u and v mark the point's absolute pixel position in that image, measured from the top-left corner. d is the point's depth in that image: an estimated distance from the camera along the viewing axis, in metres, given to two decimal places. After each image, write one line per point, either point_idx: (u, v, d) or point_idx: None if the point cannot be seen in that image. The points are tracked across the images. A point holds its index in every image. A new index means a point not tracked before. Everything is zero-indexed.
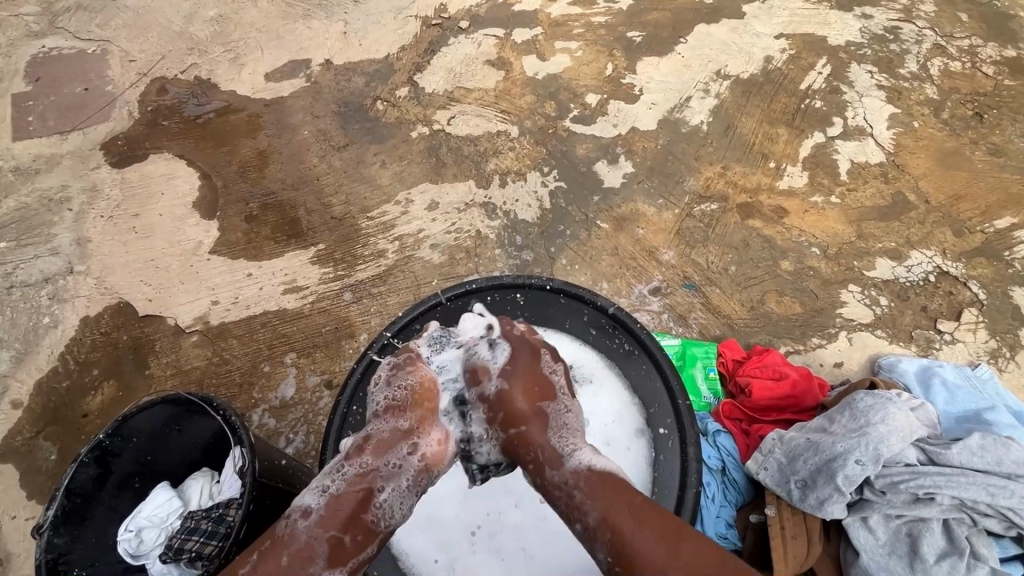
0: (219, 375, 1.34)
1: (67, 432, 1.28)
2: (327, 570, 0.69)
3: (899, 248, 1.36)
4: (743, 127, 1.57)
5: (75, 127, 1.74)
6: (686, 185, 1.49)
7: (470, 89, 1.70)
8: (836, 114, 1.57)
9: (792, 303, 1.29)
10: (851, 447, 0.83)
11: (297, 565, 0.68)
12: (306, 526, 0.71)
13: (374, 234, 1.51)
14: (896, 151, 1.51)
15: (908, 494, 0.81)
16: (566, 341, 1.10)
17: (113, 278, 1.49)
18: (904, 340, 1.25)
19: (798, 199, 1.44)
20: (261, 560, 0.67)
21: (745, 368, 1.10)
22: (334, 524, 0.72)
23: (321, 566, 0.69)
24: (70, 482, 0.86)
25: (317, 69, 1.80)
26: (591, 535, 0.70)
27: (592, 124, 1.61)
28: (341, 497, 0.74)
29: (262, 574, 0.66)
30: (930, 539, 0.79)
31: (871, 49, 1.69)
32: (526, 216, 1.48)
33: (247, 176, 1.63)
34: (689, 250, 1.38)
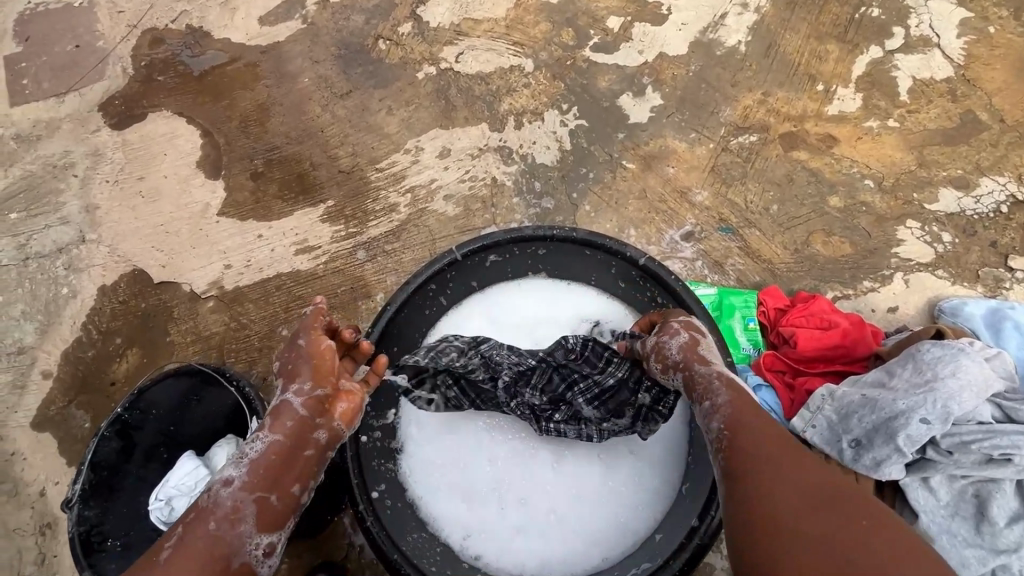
0: (238, 341, 1.31)
1: (98, 401, 1.29)
2: (259, 528, 0.70)
3: (965, 177, 1.21)
4: (787, 45, 1.39)
5: (71, 88, 1.66)
6: (722, 115, 1.34)
7: (478, 20, 1.55)
8: (898, 24, 1.37)
9: (841, 243, 1.17)
10: (914, 404, 0.74)
11: (225, 528, 0.68)
12: (230, 492, 0.70)
13: (384, 186, 1.42)
14: (967, 64, 1.32)
15: (979, 455, 0.72)
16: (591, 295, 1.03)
17: (126, 245, 1.46)
18: (968, 280, 1.13)
19: (850, 125, 1.29)
20: (186, 531, 0.67)
21: (788, 318, 1.01)
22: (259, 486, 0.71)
23: (251, 524, 0.69)
24: (93, 456, 0.86)
25: (312, 8, 1.65)
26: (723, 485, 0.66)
27: (614, 52, 1.44)
28: (262, 460, 0.72)
29: (186, 544, 0.66)
30: (1000, 500, 0.72)
31: None
32: (545, 160, 1.37)
33: (249, 131, 1.55)
34: (725, 189, 1.26)
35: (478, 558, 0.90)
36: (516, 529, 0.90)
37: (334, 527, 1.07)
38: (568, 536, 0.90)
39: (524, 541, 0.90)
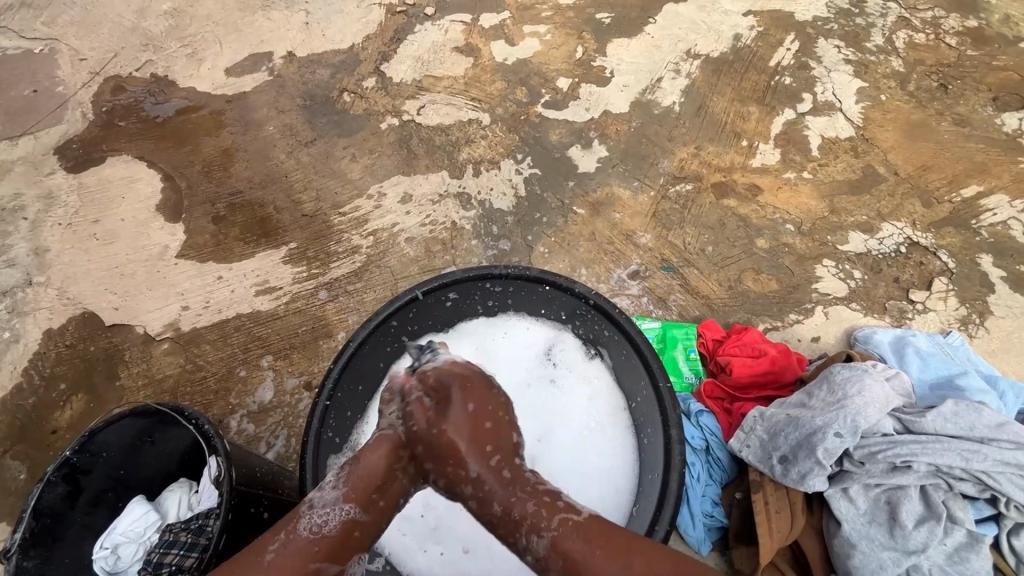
0: (193, 383, 1.30)
1: (36, 451, 1.24)
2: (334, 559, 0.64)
3: (870, 221, 1.37)
4: (715, 106, 1.57)
5: (25, 131, 1.65)
6: (661, 166, 1.48)
7: (438, 77, 1.67)
8: (806, 91, 1.58)
9: (768, 281, 1.30)
10: (829, 421, 0.84)
11: (308, 537, 0.64)
12: (316, 509, 0.66)
13: (347, 230, 1.47)
14: (865, 126, 1.52)
15: (885, 463, 0.82)
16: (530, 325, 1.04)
17: (76, 288, 1.43)
18: (878, 312, 1.26)
19: (771, 176, 1.45)
20: (287, 540, 0.64)
21: (725, 347, 1.11)
22: (356, 499, 0.67)
23: (331, 528, 0.65)
24: (36, 502, 0.84)
25: (279, 62, 1.74)
26: (543, 564, 0.63)
27: (564, 109, 1.59)
28: (363, 478, 0.68)
29: (286, 557, 0.63)
30: (908, 505, 0.80)
31: (837, 24, 1.70)
32: (501, 205, 1.46)
33: (211, 176, 1.58)
34: (666, 233, 1.38)
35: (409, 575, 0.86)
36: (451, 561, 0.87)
37: None
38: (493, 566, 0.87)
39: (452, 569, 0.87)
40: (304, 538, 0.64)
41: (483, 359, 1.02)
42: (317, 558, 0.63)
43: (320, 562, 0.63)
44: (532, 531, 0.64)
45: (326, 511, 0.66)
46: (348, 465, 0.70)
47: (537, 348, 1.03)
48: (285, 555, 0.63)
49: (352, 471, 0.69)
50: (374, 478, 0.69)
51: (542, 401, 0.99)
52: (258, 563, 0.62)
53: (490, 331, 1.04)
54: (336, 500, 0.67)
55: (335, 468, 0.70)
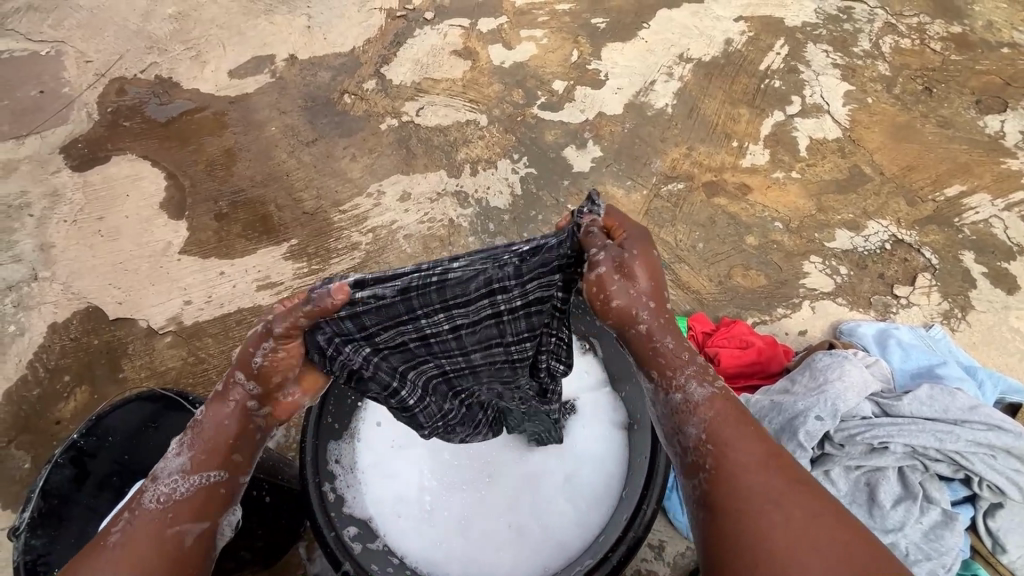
0: (196, 375, 1.33)
1: (41, 441, 1.27)
2: (196, 518, 0.62)
3: (856, 219, 1.41)
4: (706, 108, 1.61)
5: (32, 131, 1.69)
6: (653, 166, 1.52)
7: (437, 79, 1.71)
8: (795, 93, 1.62)
9: (757, 276, 1.34)
10: (810, 405, 0.87)
11: (158, 510, 0.62)
12: (164, 483, 0.63)
13: (346, 227, 1.51)
14: (851, 127, 1.57)
15: (864, 445, 0.85)
16: None
17: (80, 283, 1.46)
18: (863, 306, 1.30)
19: (761, 175, 1.49)
20: (132, 520, 0.61)
21: (713, 339, 1.14)
22: (204, 465, 0.64)
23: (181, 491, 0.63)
24: (44, 483, 0.88)
25: (281, 64, 1.78)
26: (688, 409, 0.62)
27: (559, 110, 1.63)
28: (202, 439, 0.65)
29: (133, 533, 0.60)
30: (886, 486, 0.84)
31: (826, 29, 1.74)
32: (498, 203, 1.50)
33: (214, 175, 1.61)
34: (658, 230, 1.42)
35: (404, 556, 0.89)
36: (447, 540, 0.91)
37: (291, 559, 1.12)
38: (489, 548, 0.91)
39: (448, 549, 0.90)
40: (151, 509, 0.62)
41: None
42: (175, 521, 0.61)
43: (181, 522, 0.62)
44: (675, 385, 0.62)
45: (172, 479, 0.63)
46: (190, 432, 0.66)
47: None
48: (132, 532, 0.60)
49: (196, 439, 0.65)
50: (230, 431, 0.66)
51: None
52: (103, 545, 0.60)
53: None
54: (182, 469, 0.64)
55: (174, 440, 0.66)
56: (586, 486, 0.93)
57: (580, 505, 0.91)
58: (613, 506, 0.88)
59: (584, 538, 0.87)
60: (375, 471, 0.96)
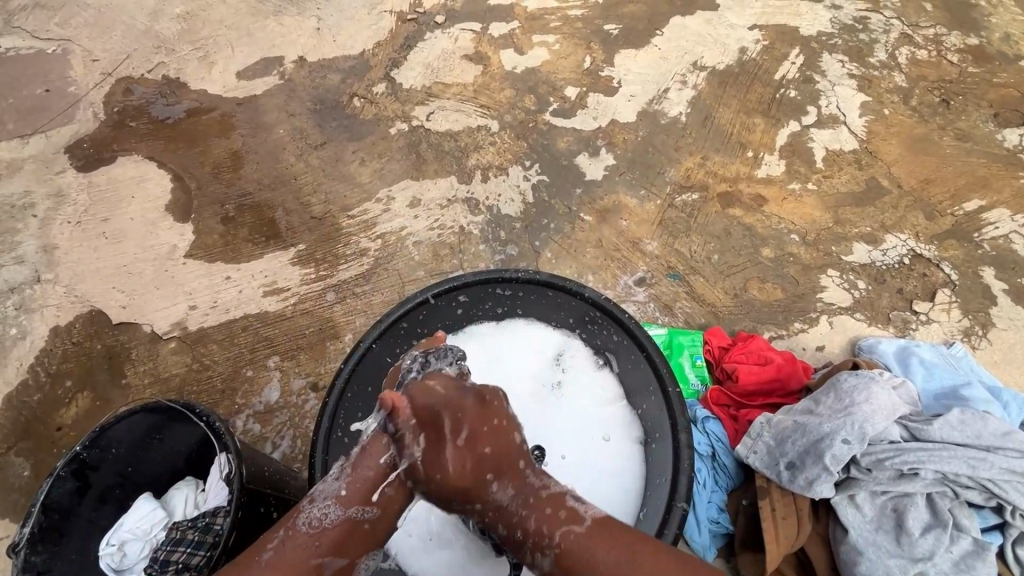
0: (200, 382, 1.31)
1: (41, 448, 1.24)
2: (342, 557, 0.64)
3: (874, 233, 1.39)
4: (721, 117, 1.59)
5: (37, 130, 1.66)
6: (667, 175, 1.50)
7: (448, 84, 1.69)
8: (810, 104, 1.60)
9: (773, 289, 1.32)
10: (836, 427, 0.85)
11: (310, 538, 0.63)
12: (317, 507, 0.65)
13: (355, 233, 1.48)
14: (868, 139, 1.55)
15: (892, 470, 0.82)
16: (546, 330, 1.06)
17: (83, 285, 1.44)
18: (881, 322, 1.28)
19: (776, 186, 1.47)
20: (283, 540, 0.64)
21: (730, 354, 1.12)
22: (357, 499, 0.66)
23: (333, 519, 0.65)
24: (45, 497, 0.84)
25: (290, 66, 1.76)
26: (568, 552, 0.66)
27: (572, 117, 1.61)
28: (356, 478, 0.67)
29: (284, 555, 0.62)
30: (914, 512, 0.81)
31: (841, 39, 1.72)
32: (509, 210, 1.48)
33: (221, 177, 1.59)
34: (672, 241, 1.39)
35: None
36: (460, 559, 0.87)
37: None
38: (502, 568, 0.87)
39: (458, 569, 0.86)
40: (303, 533, 0.64)
41: (493, 361, 1.04)
42: (319, 552, 0.63)
43: (323, 555, 0.63)
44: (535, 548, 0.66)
45: (326, 505, 0.65)
46: (351, 458, 0.68)
47: (546, 353, 1.04)
48: (282, 553, 0.63)
49: (356, 464, 0.67)
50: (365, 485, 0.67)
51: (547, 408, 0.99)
52: (256, 561, 0.62)
53: (503, 336, 1.05)
54: (337, 497, 0.66)
55: (336, 463, 0.69)
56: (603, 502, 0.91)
57: None
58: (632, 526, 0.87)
59: None
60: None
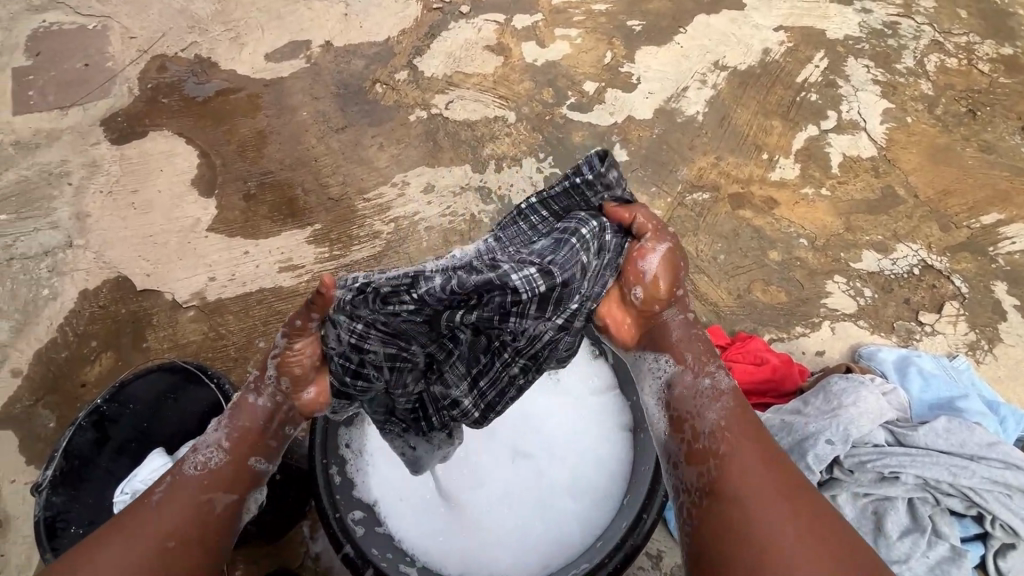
0: (215, 350, 1.37)
1: (66, 402, 1.32)
2: (229, 499, 0.71)
3: (885, 241, 1.38)
4: (738, 118, 1.59)
5: (75, 102, 1.74)
6: (679, 174, 1.51)
7: (468, 74, 1.72)
8: (831, 108, 1.59)
9: (778, 292, 1.32)
10: (821, 428, 0.85)
11: (203, 491, 0.70)
12: (196, 455, 0.73)
13: (369, 215, 1.53)
14: (888, 146, 1.53)
15: (874, 473, 0.84)
16: None
17: (111, 252, 1.51)
18: (885, 330, 1.27)
19: (789, 190, 1.46)
20: (172, 485, 0.70)
21: (727, 353, 1.13)
22: (230, 453, 0.73)
23: (218, 458, 0.72)
24: (67, 444, 0.92)
25: (316, 50, 1.80)
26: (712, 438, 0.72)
27: (589, 112, 1.62)
28: (235, 438, 0.74)
29: (170, 500, 0.68)
30: (893, 516, 0.82)
31: (868, 44, 1.70)
32: (520, 201, 1.50)
33: (245, 155, 1.65)
34: (679, 239, 1.41)
35: (399, 542, 0.90)
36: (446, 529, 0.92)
37: (294, 537, 1.12)
38: (485, 542, 0.91)
39: (444, 540, 0.91)
40: (190, 475, 0.71)
41: None
42: (205, 488, 0.70)
43: (211, 491, 0.70)
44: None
45: (210, 451, 0.73)
46: (232, 422, 0.75)
47: None
48: (169, 497, 0.69)
49: (233, 420, 0.74)
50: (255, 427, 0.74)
51: (542, 391, 1.02)
52: (146, 501, 0.69)
53: None
54: (218, 442, 0.74)
55: (217, 419, 0.76)
56: (587, 482, 0.94)
57: (578, 505, 0.92)
58: (616, 508, 0.89)
59: (585, 537, 0.89)
60: (380, 452, 0.96)
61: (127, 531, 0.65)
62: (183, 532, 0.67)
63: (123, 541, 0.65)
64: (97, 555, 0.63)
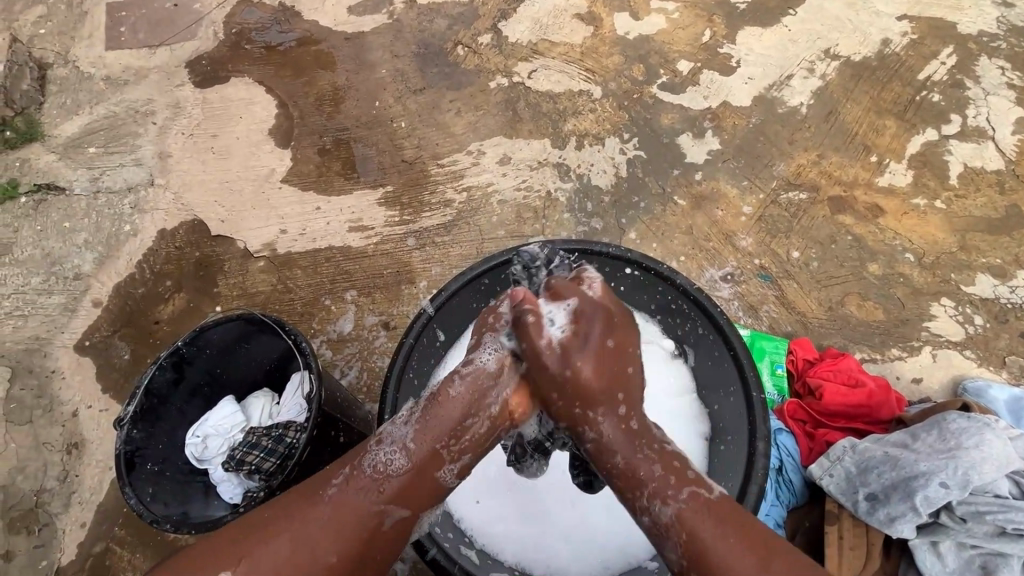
0: (282, 302, 1.38)
1: (140, 337, 1.36)
2: (403, 507, 0.65)
3: (1004, 266, 1.25)
4: (847, 114, 1.45)
5: (163, 42, 1.76)
6: (775, 170, 1.40)
7: (555, 43, 1.63)
8: (955, 112, 1.43)
9: (874, 309, 1.22)
10: (934, 468, 0.79)
11: (374, 487, 0.64)
12: (385, 447, 0.67)
13: (442, 182, 1.49)
14: (1018, 160, 1.37)
15: (992, 526, 0.76)
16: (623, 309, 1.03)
17: (189, 195, 1.53)
18: (994, 364, 1.16)
19: (897, 199, 1.33)
20: (347, 479, 0.65)
21: (816, 370, 1.05)
22: (423, 450, 0.66)
23: (398, 456, 0.66)
24: (148, 382, 0.94)
25: (400, 6, 1.75)
26: (658, 531, 0.63)
27: (681, 93, 1.52)
28: (424, 433, 0.67)
29: (342, 503, 0.63)
30: (1006, 575, 0.75)
31: (1007, 42, 1.51)
32: (600, 182, 1.43)
33: (322, 110, 1.63)
34: (769, 239, 1.31)
35: (460, 521, 0.89)
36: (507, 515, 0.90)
37: None
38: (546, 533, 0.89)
39: (505, 526, 0.89)
40: (368, 474, 0.65)
41: None
42: (381, 500, 0.64)
43: (386, 503, 0.64)
44: (655, 496, 0.63)
45: (393, 450, 0.66)
46: (419, 413, 0.69)
47: None
48: (345, 494, 0.64)
49: (427, 418, 0.68)
50: (448, 425, 0.67)
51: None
52: (319, 498, 0.64)
53: None
54: (403, 439, 0.67)
55: (408, 405, 0.71)
56: None
57: None
58: None
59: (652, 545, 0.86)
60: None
61: (294, 530, 0.61)
62: (347, 545, 0.62)
63: (290, 538, 0.61)
64: (266, 545, 0.60)
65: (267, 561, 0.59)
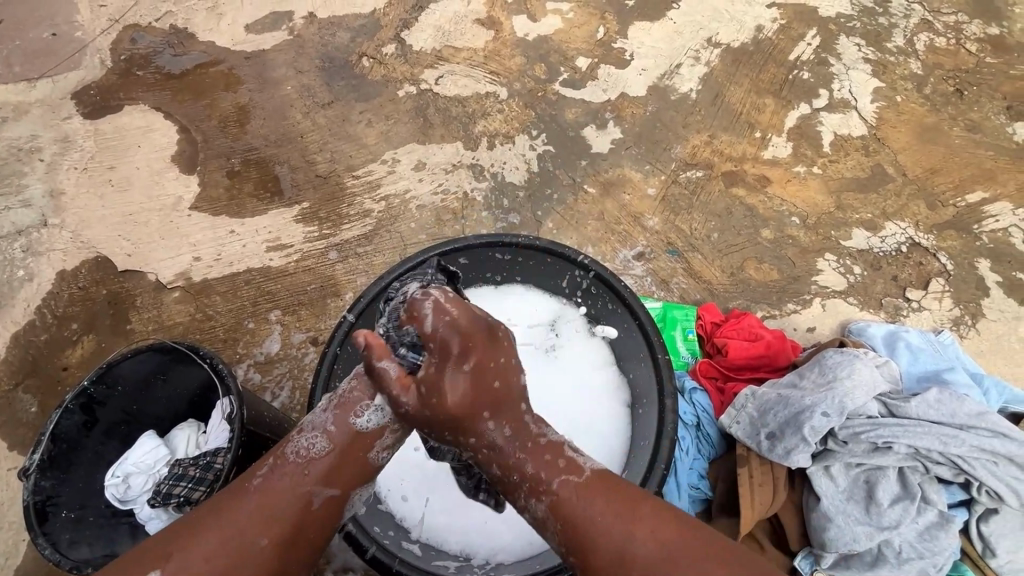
0: (203, 331, 1.34)
1: (47, 386, 1.28)
2: (332, 485, 0.68)
3: (874, 220, 1.40)
4: (731, 96, 1.58)
5: (43, 74, 1.65)
6: (673, 152, 1.50)
7: (458, 48, 1.67)
8: (823, 87, 1.59)
9: (770, 270, 1.34)
10: (818, 400, 0.90)
11: (300, 474, 0.67)
12: (307, 435, 0.69)
13: (359, 193, 1.49)
14: (878, 125, 1.54)
15: (868, 443, 0.88)
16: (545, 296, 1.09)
17: (90, 232, 1.45)
18: (873, 307, 1.30)
19: (781, 169, 1.47)
20: (271, 469, 0.67)
21: (722, 330, 1.14)
22: (343, 429, 0.69)
23: (320, 438, 0.69)
24: (54, 427, 0.89)
25: (299, 21, 1.73)
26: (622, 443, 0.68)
27: (582, 88, 1.60)
28: (345, 413, 0.70)
29: (269, 488, 0.66)
30: (885, 485, 0.87)
31: (860, 22, 1.69)
32: (513, 178, 1.48)
33: (227, 131, 1.59)
34: (673, 217, 1.41)
35: (400, 520, 0.91)
36: (448, 507, 0.92)
37: None
38: (487, 518, 0.92)
39: (446, 518, 0.91)
40: (293, 463, 0.67)
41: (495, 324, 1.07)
42: (306, 482, 0.67)
43: (312, 485, 0.67)
44: None
45: (314, 438, 0.69)
46: (338, 396, 0.72)
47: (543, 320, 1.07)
48: (270, 483, 0.66)
49: (344, 403, 0.70)
50: (364, 408, 0.70)
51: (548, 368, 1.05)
52: (246, 488, 0.66)
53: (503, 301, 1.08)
54: (324, 425, 0.70)
55: (326, 394, 0.73)
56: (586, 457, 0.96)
57: None
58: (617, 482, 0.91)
59: None
60: None
61: (220, 522, 0.63)
62: (277, 528, 0.64)
63: (218, 531, 0.62)
64: (190, 546, 0.61)
65: (196, 556, 0.60)
